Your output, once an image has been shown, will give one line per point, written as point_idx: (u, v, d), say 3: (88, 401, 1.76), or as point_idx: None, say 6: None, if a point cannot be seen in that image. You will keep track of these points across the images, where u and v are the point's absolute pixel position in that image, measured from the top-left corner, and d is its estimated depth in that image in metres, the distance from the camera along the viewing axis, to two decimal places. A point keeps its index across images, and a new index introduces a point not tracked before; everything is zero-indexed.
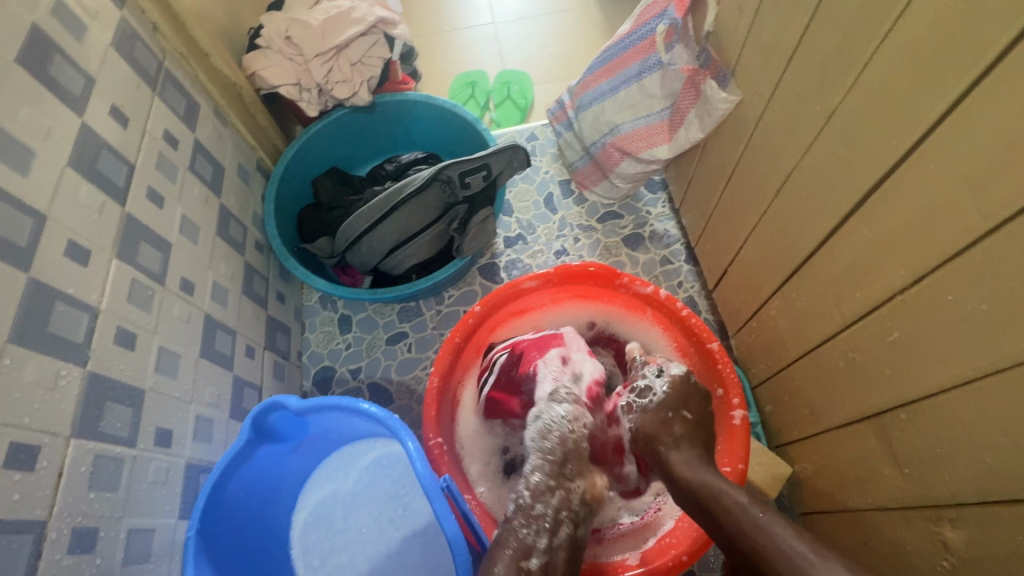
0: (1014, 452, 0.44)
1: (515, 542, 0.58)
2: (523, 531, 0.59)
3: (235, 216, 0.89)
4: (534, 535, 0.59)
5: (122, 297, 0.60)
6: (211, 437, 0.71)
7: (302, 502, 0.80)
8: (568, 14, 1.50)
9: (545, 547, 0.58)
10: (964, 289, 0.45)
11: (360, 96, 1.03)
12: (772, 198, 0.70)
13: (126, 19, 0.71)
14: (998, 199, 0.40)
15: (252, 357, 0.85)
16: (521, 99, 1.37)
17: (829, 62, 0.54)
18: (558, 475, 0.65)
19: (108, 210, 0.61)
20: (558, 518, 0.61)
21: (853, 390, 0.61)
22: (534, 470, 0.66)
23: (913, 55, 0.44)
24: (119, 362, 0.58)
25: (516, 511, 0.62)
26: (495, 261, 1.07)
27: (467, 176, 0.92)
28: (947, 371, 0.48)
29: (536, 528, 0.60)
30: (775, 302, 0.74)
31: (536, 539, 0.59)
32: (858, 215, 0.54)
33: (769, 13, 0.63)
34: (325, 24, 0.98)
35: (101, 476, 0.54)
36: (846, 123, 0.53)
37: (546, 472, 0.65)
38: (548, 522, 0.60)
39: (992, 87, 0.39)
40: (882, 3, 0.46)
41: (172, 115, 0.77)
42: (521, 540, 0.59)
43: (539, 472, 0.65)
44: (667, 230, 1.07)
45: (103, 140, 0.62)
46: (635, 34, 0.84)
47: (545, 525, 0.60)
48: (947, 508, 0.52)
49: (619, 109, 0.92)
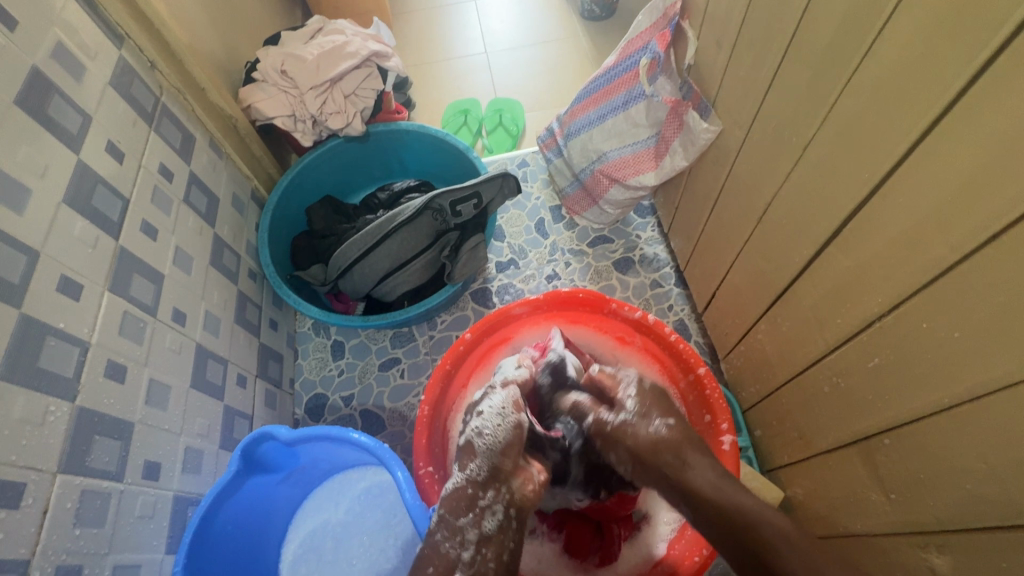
0: (993, 479, 0.44)
1: (438, 556, 0.53)
2: (442, 542, 0.54)
3: (228, 245, 0.90)
4: (457, 548, 0.53)
5: (113, 329, 0.61)
6: (200, 468, 0.71)
7: (293, 532, 0.79)
8: (558, 43, 1.54)
9: (469, 560, 0.52)
10: (937, 317, 0.46)
11: (353, 126, 1.05)
12: (754, 225, 0.71)
13: (125, 57, 0.73)
14: (963, 231, 0.42)
15: (243, 386, 0.85)
16: (513, 126, 1.40)
17: (803, 96, 0.56)
18: (499, 482, 0.55)
19: (101, 244, 0.62)
20: (482, 508, 0.55)
21: (841, 415, 0.61)
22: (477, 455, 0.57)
23: (877, 93, 0.47)
24: (108, 396, 0.59)
25: (440, 523, 0.55)
26: (487, 286, 1.08)
27: (459, 205, 0.93)
28: (926, 397, 0.49)
29: (459, 540, 0.53)
30: (762, 326, 0.75)
31: (460, 553, 0.53)
32: (836, 244, 0.55)
33: (746, 48, 0.65)
34: (319, 58, 1.02)
35: (87, 512, 0.54)
36: (819, 155, 0.55)
37: (485, 459, 0.57)
38: (470, 533, 0.54)
39: (952, 124, 0.41)
40: (849, 42, 0.49)
41: (167, 149, 0.78)
42: (442, 552, 0.53)
43: (479, 457, 0.57)
44: (657, 254, 1.08)
45: (98, 175, 0.64)
46: (619, 66, 0.87)
47: (468, 537, 0.53)
48: (935, 534, 0.51)
49: (606, 137, 0.95)
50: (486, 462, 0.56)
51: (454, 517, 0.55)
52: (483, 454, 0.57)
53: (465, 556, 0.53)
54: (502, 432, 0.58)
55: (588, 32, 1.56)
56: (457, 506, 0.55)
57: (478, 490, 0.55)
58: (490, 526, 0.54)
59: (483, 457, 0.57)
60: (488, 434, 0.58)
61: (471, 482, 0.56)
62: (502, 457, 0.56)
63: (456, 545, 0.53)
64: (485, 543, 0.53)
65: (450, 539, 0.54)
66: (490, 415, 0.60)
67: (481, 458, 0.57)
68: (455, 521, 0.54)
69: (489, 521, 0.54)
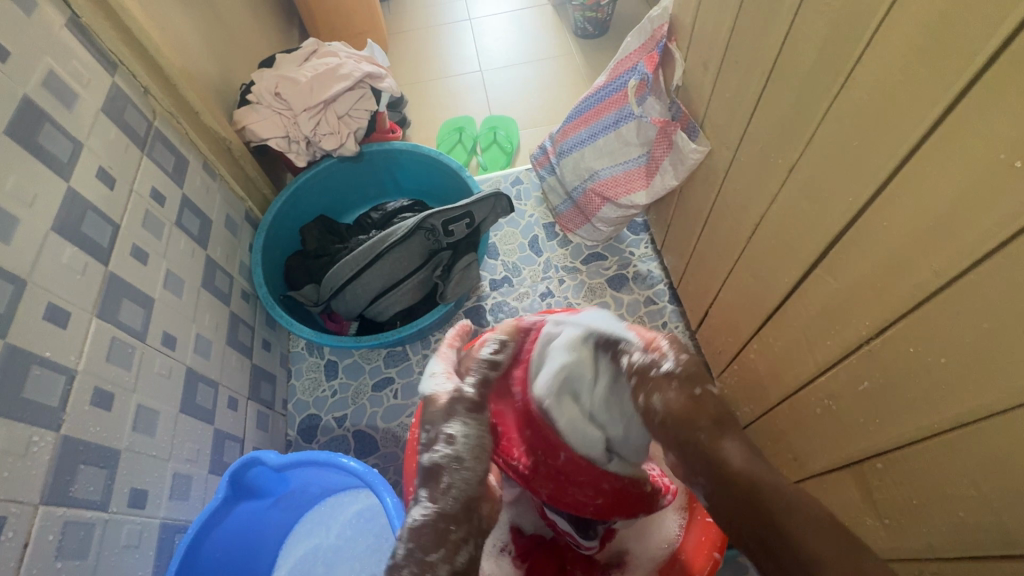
0: (984, 507, 0.44)
1: None
2: None
3: (221, 266, 0.90)
4: None
5: (100, 356, 0.61)
6: (189, 495, 0.70)
7: (283, 558, 0.78)
8: (552, 61, 1.56)
9: None
10: (924, 342, 0.45)
11: (347, 147, 1.06)
12: (744, 245, 0.71)
13: (118, 83, 0.74)
14: (947, 256, 0.41)
15: (235, 409, 0.84)
16: (507, 143, 1.40)
17: (787, 120, 0.57)
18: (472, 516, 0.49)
19: (90, 270, 0.62)
20: (455, 542, 0.48)
21: (832, 438, 0.60)
22: (449, 484, 0.50)
23: (857, 119, 0.47)
24: (94, 423, 0.58)
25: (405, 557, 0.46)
26: (481, 304, 1.08)
27: (451, 224, 0.94)
28: (915, 422, 0.48)
29: None
30: (753, 345, 0.74)
31: None
32: (823, 266, 0.55)
33: (731, 70, 0.66)
34: (313, 80, 1.03)
35: (70, 544, 0.53)
36: (805, 177, 0.56)
37: (459, 491, 0.50)
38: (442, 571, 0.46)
39: (931, 151, 0.41)
40: (830, 68, 0.49)
41: (159, 173, 0.79)
42: None
43: (450, 487, 0.50)
44: (651, 271, 1.08)
45: (88, 201, 0.64)
46: (609, 86, 0.88)
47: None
48: (930, 561, 0.51)
49: (597, 155, 0.95)
50: (454, 497, 0.50)
51: (425, 552, 0.47)
52: (461, 488, 0.50)
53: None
54: (478, 461, 0.52)
55: (581, 50, 1.58)
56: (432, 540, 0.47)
57: (452, 522, 0.48)
58: (462, 560, 0.47)
59: (458, 491, 0.50)
60: (463, 473, 0.51)
61: (443, 515, 0.48)
62: (479, 486, 0.51)
63: None
64: None
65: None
66: (460, 435, 0.53)
67: (450, 488, 0.50)
68: (426, 557, 0.46)
69: (463, 555, 0.48)
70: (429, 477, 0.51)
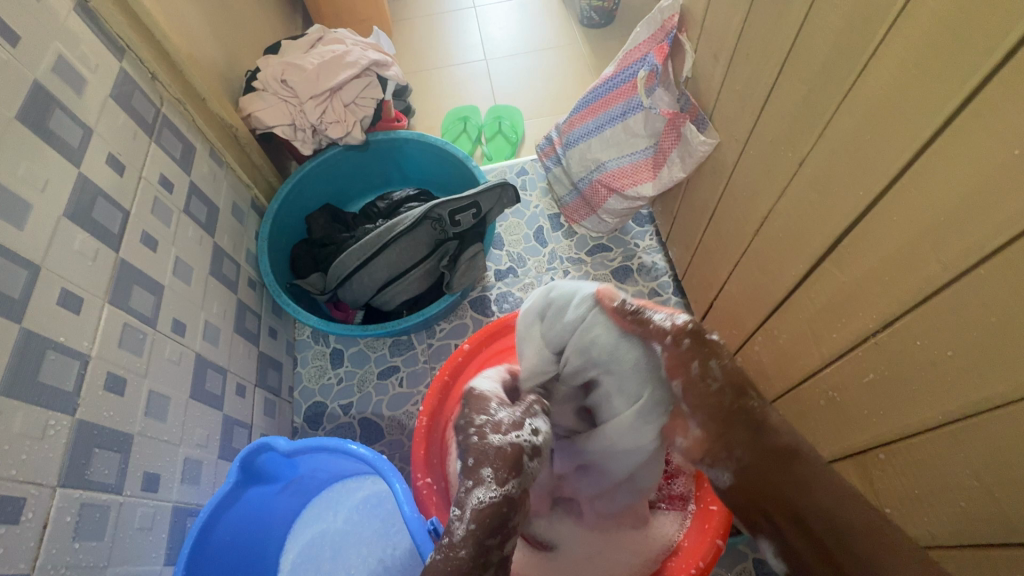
0: (985, 498, 0.45)
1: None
2: (469, 565, 0.44)
3: (228, 254, 0.91)
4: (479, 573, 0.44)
5: (113, 341, 0.61)
6: (199, 479, 0.71)
7: (291, 542, 0.80)
8: (557, 50, 1.55)
9: None
10: (929, 335, 0.46)
11: (353, 135, 1.05)
12: (751, 237, 0.72)
13: (126, 69, 0.74)
14: (955, 251, 0.42)
15: (243, 395, 0.85)
16: (512, 133, 1.40)
17: (798, 113, 0.57)
18: (521, 510, 0.50)
19: (102, 256, 0.63)
20: (510, 533, 0.48)
21: (835, 429, 0.61)
22: (514, 479, 0.49)
23: (868, 115, 0.47)
24: (108, 408, 0.59)
25: (466, 539, 0.46)
26: (486, 294, 1.09)
27: (457, 214, 0.94)
28: (918, 414, 0.49)
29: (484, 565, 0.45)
30: (758, 337, 0.75)
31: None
32: (830, 259, 0.56)
33: (742, 62, 0.66)
34: (319, 67, 1.03)
35: (87, 525, 0.54)
36: (814, 171, 0.56)
37: (521, 482, 0.50)
38: (496, 558, 0.46)
39: (942, 147, 0.41)
40: (843, 61, 0.49)
41: (167, 160, 0.79)
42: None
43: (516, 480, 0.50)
44: (656, 262, 1.08)
45: (99, 188, 0.64)
46: (618, 77, 0.88)
47: (493, 561, 0.46)
48: (930, 548, 0.53)
49: (604, 147, 0.95)
50: (516, 490, 0.49)
51: (483, 536, 0.46)
52: (524, 475, 0.51)
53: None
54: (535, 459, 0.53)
55: (586, 40, 1.57)
56: (502, 525, 0.47)
57: (514, 513, 0.49)
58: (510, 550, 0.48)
59: (519, 481, 0.50)
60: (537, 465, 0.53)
61: (507, 499, 0.48)
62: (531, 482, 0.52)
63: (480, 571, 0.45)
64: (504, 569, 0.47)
65: (475, 564, 0.45)
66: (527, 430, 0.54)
67: (518, 477, 0.50)
68: (487, 541, 0.46)
69: (510, 545, 0.48)
70: (498, 459, 0.50)
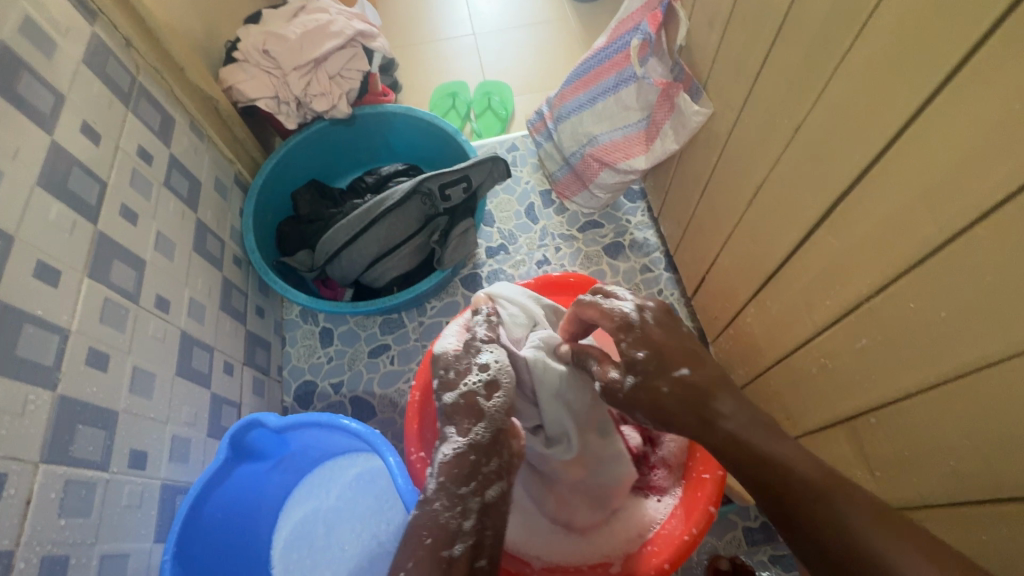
0: (974, 457, 0.46)
1: (437, 526, 0.50)
2: (442, 512, 0.50)
3: (212, 230, 0.88)
4: (458, 517, 0.50)
5: (94, 316, 0.59)
6: (188, 457, 0.70)
7: (284, 520, 0.79)
8: (547, 25, 1.52)
9: (470, 528, 0.50)
10: (923, 298, 0.46)
11: (339, 109, 1.02)
12: (744, 208, 0.71)
13: (99, 34, 0.70)
14: (953, 211, 0.42)
15: (231, 374, 0.84)
16: (502, 109, 1.38)
17: (794, 78, 0.56)
18: (493, 453, 0.55)
19: (79, 228, 0.60)
20: (485, 477, 0.53)
21: (827, 396, 0.62)
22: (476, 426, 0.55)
23: (867, 76, 0.47)
24: (90, 384, 0.57)
25: (438, 490, 0.52)
26: (477, 271, 1.07)
27: (448, 189, 0.92)
28: (910, 377, 0.49)
29: (460, 510, 0.51)
30: (750, 309, 0.75)
31: (461, 522, 0.50)
32: (825, 227, 0.56)
33: (738, 28, 0.65)
34: (302, 37, 0.99)
35: (73, 502, 0.53)
36: (809, 137, 0.55)
37: (487, 427, 0.56)
38: (474, 502, 0.52)
39: (941, 105, 0.41)
40: (841, 22, 0.48)
41: (146, 131, 0.76)
42: (439, 523, 0.50)
43: (480, 427, 0.56)
44: (647, 239, 1.08)
45: (74, 157, 0.62)
46: (610, 47, 0.86)
47: (471, 506, 0.52)
48: (917, 510, 0.54)
49: (597, 120, 0.94)
50: (481, 437, 0.55)
51: (454, 486, 0.52)
52: (488, 417, 0.57)
53: (467, 526, 0.50)
54: (502, 400, 0.58)
55: (577, 14, 1.54)
56: (469, 471, 0.53)
57: (482, 456, 0.54)
58: (491, 493, 0.53)
59: (485, 425, 0.56)
60: (499, 398, 0.58)
61: (473, 446, 0.55)
62: (502, 419, 0.57)
63: (456, 516, 0.50)
64: (486, 512, 0.52)
65: (451, 510, 0.51)
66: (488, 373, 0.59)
67: (483, 423, 0.56)
68: (458, 489, 0.52)
69: (492, 488, 0.54)
70: (456, 413, 0.57)
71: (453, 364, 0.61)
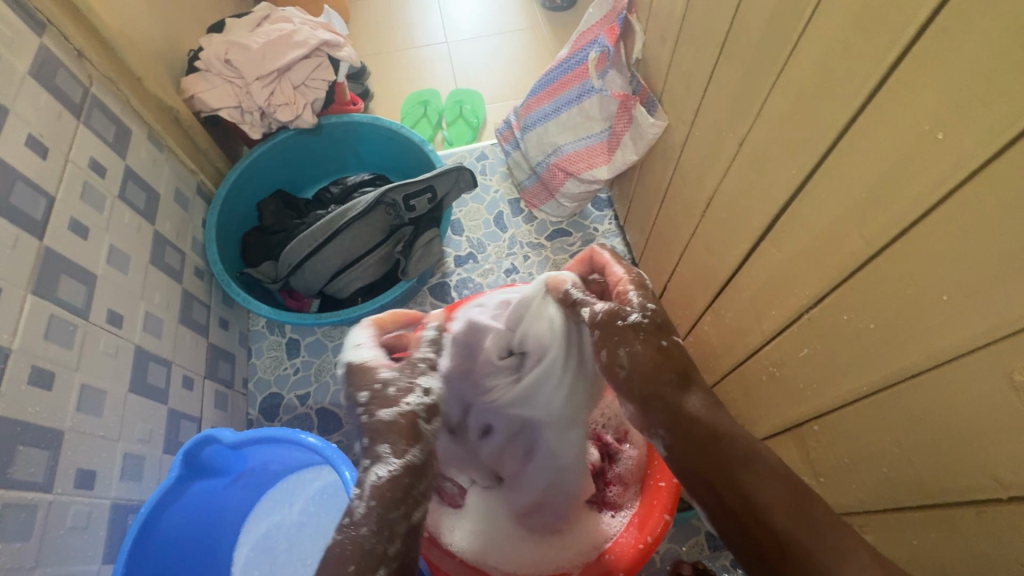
0: (905, 463, 0.47)
1: (364, 555, 0.47)
2: (368, 538, 0.47)
3: (171, 242, 0.87)
4: (384, 543, 0.48)
5: (38, 334, 0.58)
6: (142, 475, 0.69)
7: (245, 535, 0.78)
8: (519, 33, 1.53)
9: (395, 553, 0.48)
10: (855, 309, 0.47)
11: (304, 118, 1.02)
12: (699, 219, 0.72)
13: (48, 45, 0.69)
14: (877, 226, 0.43)
15: (190, 388, 0.82)
16: (473, 117, 1.38)
17: (738, 93, 0.58)
18: (425, 477, 0.52)
19: (22, 244, 0.59)
20: (415, 501, 0.51)
21: (777, 403, 0.63)
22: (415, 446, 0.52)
23: (799, 94, 0.48)
24: (33, 403, 0.56)
25: (366, 515, 0.48)
26: (446, 280, 1.08)
27: (412, 199, 0.92)
28: (848, 386, 0.51)
29: (388, 535, 0.48)
30: (707, 317, 0.76)
31: (387, 547, 0.48)
32: (769, 239, 0.57)
33: (687, 43, 0.66)
34: (265, 47, 0.98)
35: (11, 526, 0.51)
36: (753, 151, 0.57)
37: (425, 449, 0.53)
38: (403, 527, 0.49)
39: (864, 125, 0.42)
40: (775, 42, 0.50)
41: (99, 143, 0.75)
42: (364, 549, 0.47)
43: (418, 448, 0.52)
44: (614, 247, 1.09)
45: (18, 171, 0.61)
46: (572, 59, 0.87)
47: (400, 530, 0.49)
48: (858, 514, 0.55)
49: (560, 130, 0.94)
50: (418, 458, 0.52)
51: (385, 510, 0.49)
52: (425, 439, 0.53)
53: (393, 550, 0.48)
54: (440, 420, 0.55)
55: (548, 23, 1.55)
56: (401, 494, 0.50)
57: (415, 480, 0.51)
58: (418, 517, 0.51)
59: (423, 445, 0.53)
60: (438, 421, 0.55)
61: (408, 469, 0.51)
62: (436, 442, 0.55)
63: (383, 541, 0.48)
64: (412, 535, 0.50)
65: (377, 536, 0.48)
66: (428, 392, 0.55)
67: (421, 444, 0.53)
68: (388, 514, 0.49)
69: (418, 512, 0.51)
70: (393, 432, 0.52)
71: (388, 381, 0.56)
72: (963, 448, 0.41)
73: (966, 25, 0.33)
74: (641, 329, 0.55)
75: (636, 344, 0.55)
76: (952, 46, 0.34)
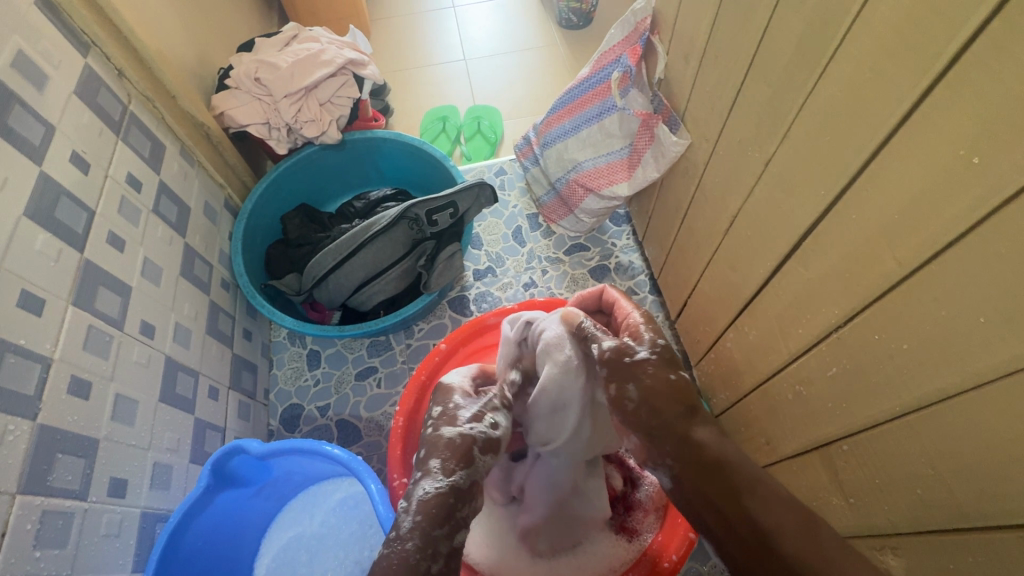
0: (940, 485, 0.47)
1: (411, 568, 0.48)
2: (413, 553, 0.48)
3: (200, 254, 0.89)
4: (428, 560, 0.49)
5: (78, 344, 0.60)
6: (170, 484, 0.70)
7: (267, 546, 0.79)
8: (536, 51, 1.56)
9: (439, 573, 0.49)
10: (888, 328, 0.47)
11: (329, 135, 1.05)
12: (722, 236, 0.73)
13: (92, 65, 0.72)
14: (910, 247, 0.43)
15: (216, 399, 0.84)
16: (491, 133, 1.40)
17: (764, 114, 0.58)
18: (468, 500, 0.54)
19: (64, 257, 0.61)
20: (460, 523, 0.52)
21: (803, 421, 0.63)
22: (461, 471, 0.55)
23: (829, 115, 0.49)
24: (71, 413, 0.57)
25: (410, 530, 0.50)
26: (465, 294, 1.09)
27: (434, 214, 0.93)
28: (880, 406, 0.51)
29: (432, 553, 0.49)
30: (730, 334, 0.76)
31: (430, 566, 0.48)
32: (796, 257, 0.57)
33: (711, 64, 0.67)
34: (293, 65, 1.01)
35: (49, 533, 0.52)
36: (780, 170, 0.57)
37: (471, 475, 0.55)
38: (446, 547, 0.50)
39: (895, 149, 0.43)
40: (804, 65, 0.51)
41: (136, 158, 0.77)
42: (409, 563, 0.48)
43: (463, 473, 0.55)
44: (632, 262, 1.10)
45: (62, 187, 0.63)
46: (593, 78, 0.89)
47: (442, 550, 0.50)
48: (890, 536, 0.54)
49: (580, 147, 0.96)
50: (464, 482, 0.55)
51: (430, 527, 0.50)
52: (472, 465, 0.56)
53: (435, 571, 0.49)
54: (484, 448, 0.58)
55: (564, 41, 1.58)
56: (446, 513, 0.52)
57: (460, 504, 0.53)
58: (461, 540, 0.52)
59: (469, 469, 0.56)
60: (492, 455, 0.58)
61: (453, 489, 0.53)
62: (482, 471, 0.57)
63: (427, 559, 0.49)
64: (455, 557, 0.51)
65: (422, 553, 0.49)
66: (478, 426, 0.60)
67: (465, 469, 0.55)
68: (432, 531, 0.50)
69: (462, 535, 0.52)
70: (441, 453, 0.55)
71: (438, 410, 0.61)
72: (1000, 470, 0.41)
73: (1002, 53, 0.34)
74: (649, 364, 0.59)
75: (645, 377, 0.59)
76: (989, 72, 0.35)
